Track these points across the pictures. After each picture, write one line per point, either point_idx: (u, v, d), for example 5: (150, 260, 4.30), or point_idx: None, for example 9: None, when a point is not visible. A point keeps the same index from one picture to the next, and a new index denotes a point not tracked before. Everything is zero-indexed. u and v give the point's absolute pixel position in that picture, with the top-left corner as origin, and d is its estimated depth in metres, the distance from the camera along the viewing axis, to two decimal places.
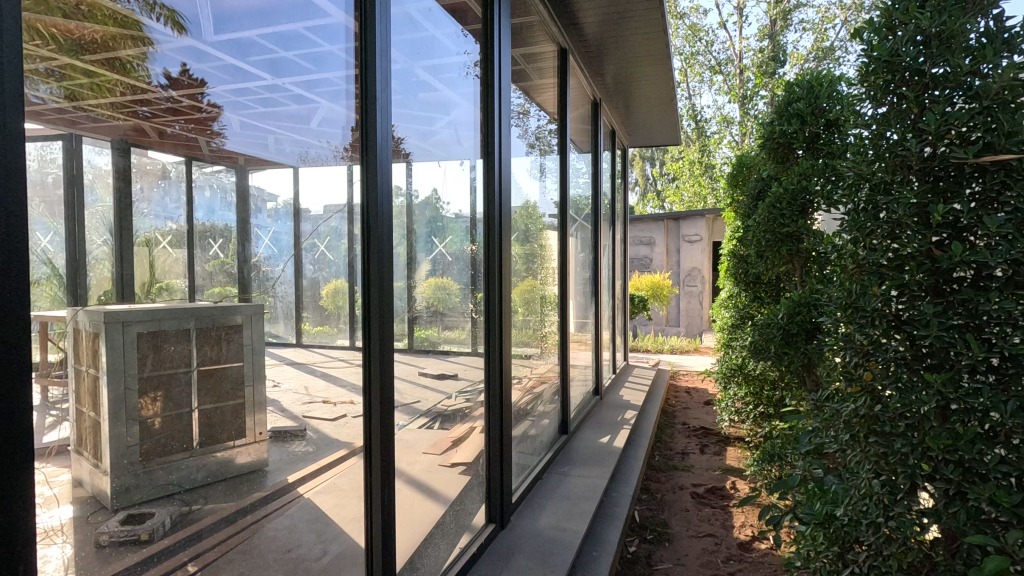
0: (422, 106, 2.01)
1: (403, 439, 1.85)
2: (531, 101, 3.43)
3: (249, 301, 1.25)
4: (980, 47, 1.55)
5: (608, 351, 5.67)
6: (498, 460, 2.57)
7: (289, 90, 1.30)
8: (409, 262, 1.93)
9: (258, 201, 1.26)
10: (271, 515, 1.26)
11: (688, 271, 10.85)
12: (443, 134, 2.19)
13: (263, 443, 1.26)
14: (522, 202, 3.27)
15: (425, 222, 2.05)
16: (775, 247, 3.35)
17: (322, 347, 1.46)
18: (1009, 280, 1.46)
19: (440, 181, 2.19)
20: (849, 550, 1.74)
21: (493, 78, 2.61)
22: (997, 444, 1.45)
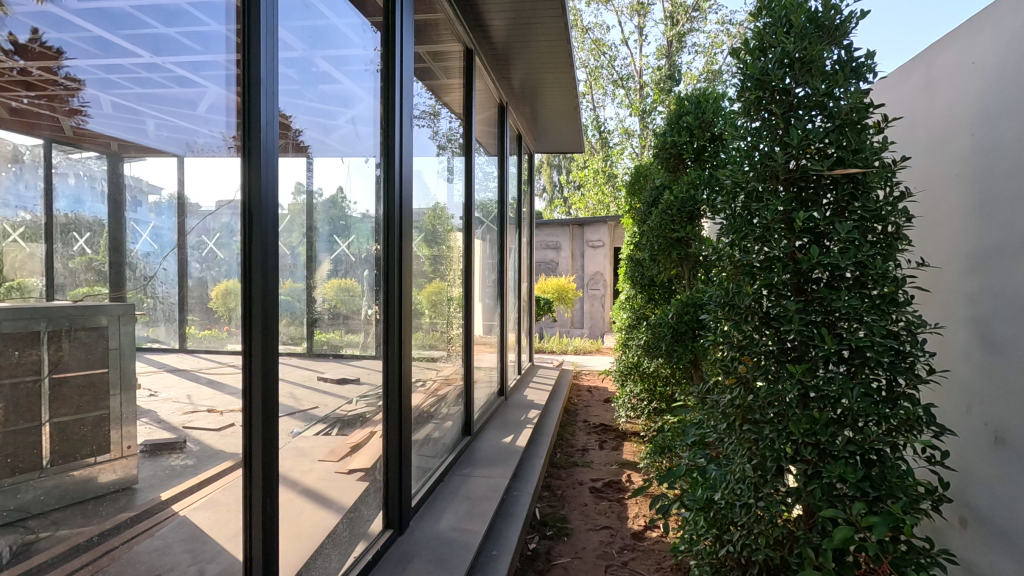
0: (321, 97, 1.90)
1: (297, 447, 1.75)
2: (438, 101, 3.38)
3: (122, 300, 1.11)
4: (834, 73, 1.75)
5: (512, 352, 5.74)
6: (400, 464, 2.50)
7: (171, 71, 1.17)
8: (309, 261, 1.83)
9: (135, 192, 1.13)
10: (139, 537, 1.13)
11: (591, 275, 11.33)
12: (345, 129, 2.10)
13: (133, 459, 1.12)
14: (428, 204, 3.23)
15: (328, 220, 1.95)
16: (665, 252, 3.58)
17: (210, 352, 1.35)
18: (856, 280, 1.65)
19: (344, 178, 2.10)
20: (725, 531, 1.88)
21: (397, 73, 2.53)
22: (846, 427, 1.62)
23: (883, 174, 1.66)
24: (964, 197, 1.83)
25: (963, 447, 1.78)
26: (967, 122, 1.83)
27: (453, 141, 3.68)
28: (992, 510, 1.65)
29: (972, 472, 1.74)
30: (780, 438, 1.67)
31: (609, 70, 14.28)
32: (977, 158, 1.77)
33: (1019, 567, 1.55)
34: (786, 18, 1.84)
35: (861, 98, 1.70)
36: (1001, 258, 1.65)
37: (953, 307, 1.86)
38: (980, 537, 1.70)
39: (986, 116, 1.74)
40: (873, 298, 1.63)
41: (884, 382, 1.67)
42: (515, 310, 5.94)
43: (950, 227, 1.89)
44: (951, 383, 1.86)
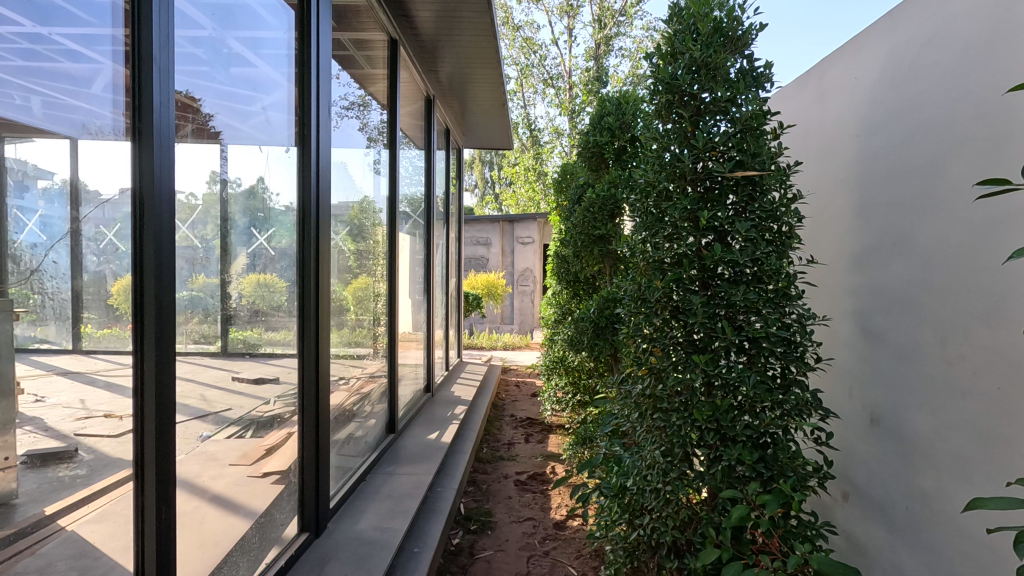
0: (235, 81, 1.79)
1: (207, 451, 1.67)
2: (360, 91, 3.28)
3: (5, 296, 1.03)
4: (737, 81, 1.86)
5: (440, 349, 5.69)
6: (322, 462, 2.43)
7: (58, 44, 1.09)
8: (223, 253, 1.77)
9: (19, 177, 1.06)
10: (14, 558, 1.06)
11: (521, 272, 11.46)
12: (263, 117, 2.01)
13: (13, 472, 1.04)
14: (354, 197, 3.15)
15: (245, 210, 1.90)
16: (588, 248, 3.69)
17: (109, 353, 1.27)
18: (754, 275, 1.77)
19: (263, 168, 2.03)
20: (637, 515, 1.96)
21: (322, 61, 2.44)
22: (745, 413, 1.73)
23: (778, 177, 1.79)
24: (848, 200, 2.00)
25: (846, 429, 1.96)
26: (851, 131, 2.00)
27: (378, 133, 3.60)
28: (868, 484, 1.82)
29: (852, 451, 1.91)
30: (686, 425, 1.77)
31: (539, 69, 14.41)
32: (859, 165, 1.95)
33: (890, 534, 1.72)
34: (693, 27, 1.94)
35: (758, 106, 1.82)
36: (877, 256, 1.82)
37: (838, 300, 2.03)
38: (859, 509, 1.87)
39: (867, 126, 1.91)
40: (768, 293, 1.75)
41: (777, 370, 1.80)
42: (443, 306, 5.89)
43: (837, 227, 2.07)
44: (836, 370, 2.03)
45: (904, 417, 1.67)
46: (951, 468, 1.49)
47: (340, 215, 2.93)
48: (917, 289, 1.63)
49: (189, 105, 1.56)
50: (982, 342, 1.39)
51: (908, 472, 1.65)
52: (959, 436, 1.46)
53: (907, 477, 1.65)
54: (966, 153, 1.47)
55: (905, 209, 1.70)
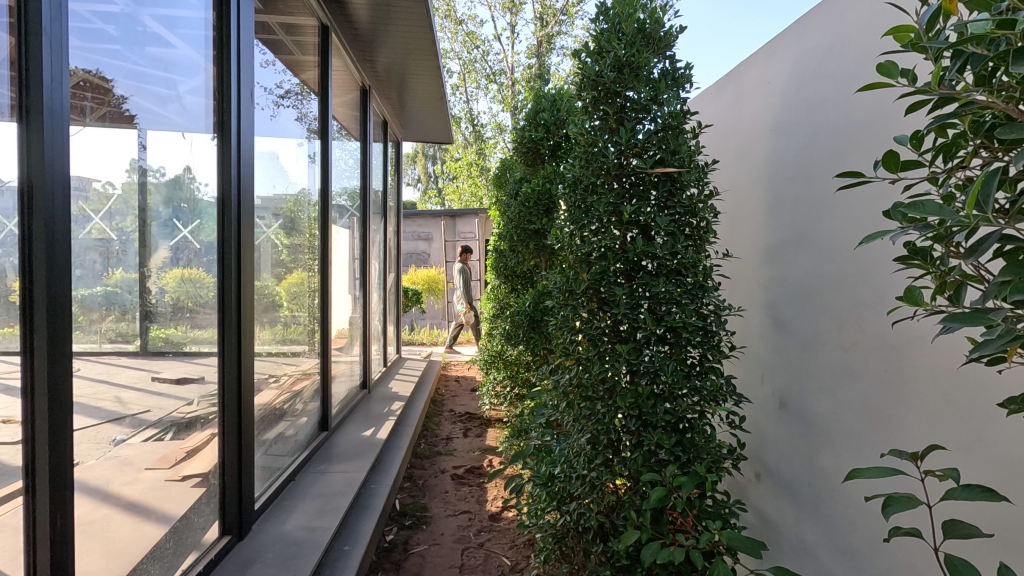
0: (151, 62, 1.69)
1: (120, 455, 1.57)
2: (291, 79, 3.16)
3: None
4: (658, 80, 1.94)
5: (377, 345, 5.59)
6: (250, 460, 2.34)
7: None
8: (142, 247, 1.68)
9: None
10: None
11: (462, 267, 11.41)
12: (185, 102, 1.91)
13: None
14: (286, 188, 3.03)
15: (165, 200, 1.80)
16: (524, 243, 3.77)
17: (6, 352, 1.20)
18: (673, 268, 1.84)
19: (188, 156, 1.94)
20: (564, 502, 2.01)
21: (247, 44, 2.33)
22: (666, 400, 1.80)
23: (695, 175, 1.87)
24: (760, 197, 2.12)
25: (758, 414, 2.09)
26: (764, 132, 2.12)
27: (312, 123, 3.49)
28: (777, 464, 1.95)
29: (763, 433, 2.04)
30: (610, 413, 1.82)
31: (482, 64, 14.32)
32: (771, 164, 2.07)
33: (795, 509, 1.84)
34: (618, 26, 2.00)
35: (678, 106, 1.89)
36: (785, 250, 1.94)
37: (752, 292, 2.16)
38: (770, 488, 1.99)
39: (777, 128, 2.03)
40: (686, 284, 1.83)
41: (695, 358, 1.89)
42: (380, 302, 5.78)
43: (751, 223, 2.19)
44: (749, 358, 2.16)
45: (808, 400, 1.79)
46: (846, 446, 1.62)
47: (271, 208, 2.83)
48: (818, 281, 1.76)
49: (103, 86, 1.48)
50: (871, 329, 1.52)
51: (811, 452, 1.77)
52: (853, 416, 1.59)
53: (809, 456, 1.78)
54: (860, 156, 1.60)
55: (809, 206, 1.82)
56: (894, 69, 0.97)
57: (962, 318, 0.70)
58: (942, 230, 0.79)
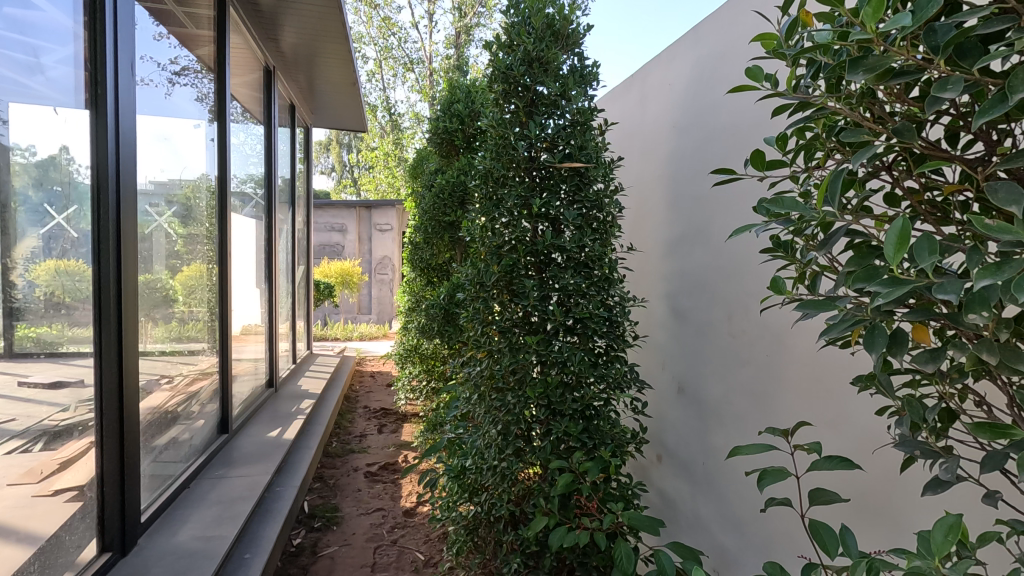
0: (14, 26, 1.49)
1: None
2: (186, 55, 2.91)
3: None
4: (567, 76, 1.98)
5: (286, 341, 5.32)
6: (136, 469, 2.15)
7: None
8: (3, 234, 1.48)
9: None
10: None
11: (379, 260, 11.09)
12: (55, 73, 1.70)
13: None
14: (181, 171, 2.79)
15: (37, 183, 1.61)
16: (438, 234, 3.73)
17: None
18: (579, 261, 1.90)
19: (62, 132, 1.75)
20: (475, 494, 2.01)
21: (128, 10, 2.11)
22: (574, 389, 1.85)
23: (602, 170, 1.93)
24: (662, 194, 2.23)
25: (658, 398, 2.20)
26: (666, 131, 2.23)
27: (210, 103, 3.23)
28: (676, 446, 2.07)
29: (664, 417, 2.15)
30: (519, 403, 1.85)
31: (399, 51, 13.87)
32: (671, 163, 2.18)
33: (691, 487, 1.96)
34: (528, 20, 2.01)
35: (585, 102, 1.94)
36: (683, 244, 2.05)
37: (654, 284, 2.27)
38: (670, 468, 2.11)
39: (677, 127, 2.14)
40: (593, 277, 1.89)
41: (601, 348, 1.96)
42: (289, 296, 5.50)
43: (654, 218, 2.29)
44: (652, 346, 2.27)
45: (703, 384, 1.91)
46: (734, 426, 1.74)
47: (165, 193, 2.59)
48: (711, 273, 1.88)
49: None
50: (756, 318, 1.65)
51: (705, 432, 1.89)
52: (741, 398, 1.71)
53: (703, 437, 1.90)
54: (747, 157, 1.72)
55: (704, 204, 1.94)
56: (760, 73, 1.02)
57: (816, 305, 0.75)
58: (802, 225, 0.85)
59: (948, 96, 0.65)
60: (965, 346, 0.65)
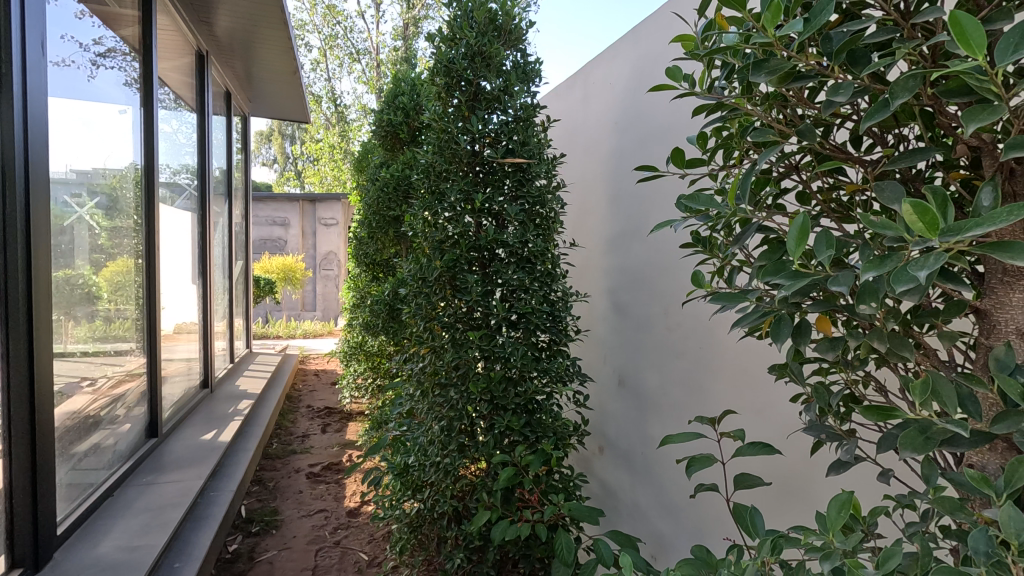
0: None
1: None
2: (112, 36, 2.72)
3: None
4: (510, 72, 1.98)
5: (222, 340, 5.08)
6: (51, 478, 2.00)
7: None
8: None
9: None
10: None
11: (324, 255, 10.76)
12: None
13: None
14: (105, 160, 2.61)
15: None
16: (383, 229, 3.67)
17: None
18: (521, 256, 1.91)
19: None
20: (418, 491, 1.99)
21: None
22: (517, 383, 1.87)
23: (544, 166, 1.95)
24: (603, 190, 2.27)
25: (600, 391, 2.25)
26: (606, 130, 2.28)
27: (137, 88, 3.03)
28: (617, 437, 2.12)
29: (605, 408, 2.20)
30: (462, 399, 1.84)
31: (345, 40, 13.45)
32: (612, 161, 2.23)
33: (630, 476, 2.02)
34: (470, 13, 1.99)
35: (527, 99, 1.95)
36: (623, 240, 2.10)
37: (596, 279, 2.31)
38: (611, 459, 2.16)
39: (617, 126, 2.19)
40: (536, 272, 1.91)
41: (544, 342, 1.98)
42: (226, 292, 5.26)
43: (596, 215, 2.33)
44: (594, 340, 2.32)
45: (641, 376, 1.97)
46: (670, 415, 1.81)
47: (86, 183, 2.42)
48: (649, 268, 1.93)
49: None
50: (689, 312, 1.71)
51: (643, 422, 1.95)
52: (676, 389, 1.77)
53: (642, 427, 1.96)
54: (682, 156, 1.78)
55: (642, 201, 1.99)
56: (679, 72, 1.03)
57: (726, 297, 0.77)
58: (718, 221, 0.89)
59: (839, 101, 0.68)
60: (859, 334, 0.69)
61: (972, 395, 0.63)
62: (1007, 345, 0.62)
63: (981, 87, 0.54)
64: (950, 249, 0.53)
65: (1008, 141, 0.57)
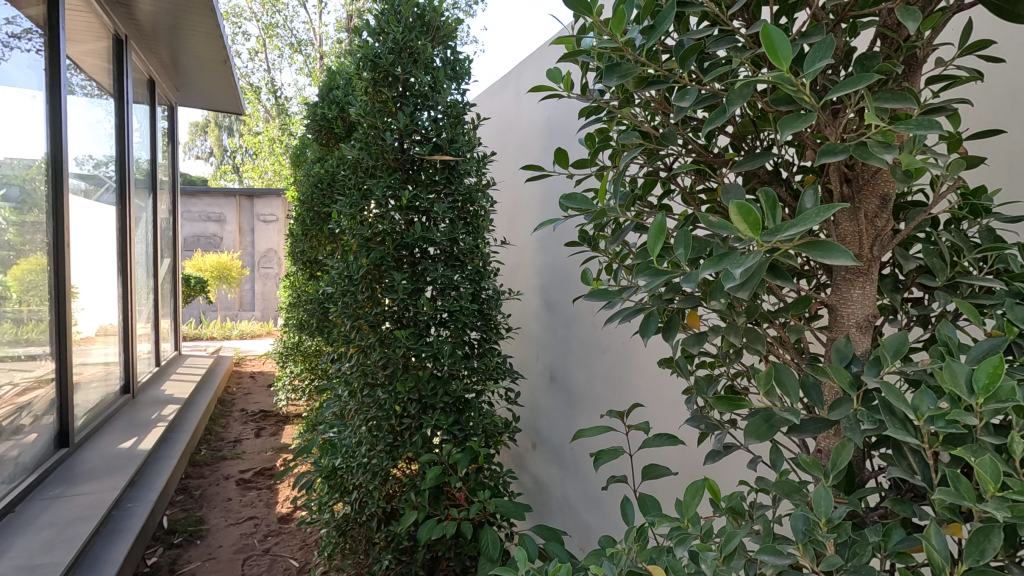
0: None
1: None
2: (23, 14, 2.51)
3: None
4: (438, 69, 1.97)
5: (146, 342, 4.80)
6: None
7: None
8: None
9: None
10: None
11: (263, 253, 10.35)
12: None
13: None
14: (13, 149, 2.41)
15: None
16: (317, 226, 3.57)
17: None
18: (449, 254, 1.90)
19: None
20: (345, 493, 1.95)
21: None
22: (446, 380, 1.86)
23: (472, 164, 1.95)
24: (534, 189, 2.30)
25: (531, 387, 2.28)
26: (537, 130, 2.31)
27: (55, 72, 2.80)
28: (548, 433, 2.15)
29: (536, 405, 2.23)
30: (390, 398, 1.82)
31: (285, 29, 12.93)
32: (544, 161, 2.25)
33: (560, 470, 2.05)
34: (398, 8, 1.96)
35: (456, 97, 1.95)
36: (553, 239, 2.14)
37: (527, 277, 2.34)
38: (543, 454, 2.19)
39: (547, 126, 2.23)
40: (465, 270, 1.90)
41: (474, 341, 1.98)
42: (151, 292, 4.97)
43: (527, 214, 2.36)
44: (525, 337, 2.34)
45: (569, 373, 2.01)
46: (596, 410, 1.85)
47: None
48: (575, 266, 1.97)
49: None
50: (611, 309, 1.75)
51: (571, 418, 1.99)
52: (602, 385, 1.81)
53: (570, 422, 2.00)
54: None
55: None
56: (559, 74, 0.99)
57: (602, 294, 0.79)
58: (601, 220, 0.90)
59: (686, 106, 0.70)
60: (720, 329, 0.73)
61: (816, 384, 0.67)
62: (845, 337, 0.68)
63: (794, 97, 0.58)
64: (776, 248, 0.54)
65: (823, 148, 0.61)
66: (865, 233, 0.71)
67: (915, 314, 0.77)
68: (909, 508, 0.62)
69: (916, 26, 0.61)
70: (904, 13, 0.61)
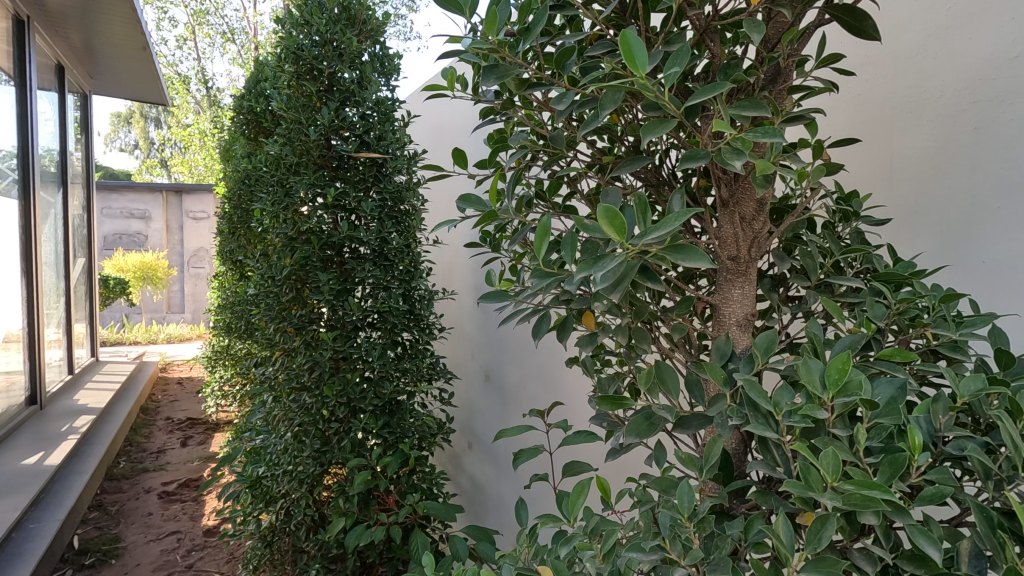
0: None
1: None
2: None
3: None
4: (366, 63, 1.93)
5: (58, 348, 4.45)
6: None
7: None
8: None
9: None
10: None
11: (193, 252, 9.82)
12: None
13: None
14: None
15: None
16: (245, 225, 3.42)
17: None
18: (378, 254, 1.86)
19: None
20: (271, 502, 1.88)
21: None
22: (376, 382, 1.82)
23: (402, 162, 1.92)
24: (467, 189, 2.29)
25: (466, 387, 2.27)
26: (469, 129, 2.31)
27: None
28: (483, 432, 2.15)
29: (471, 404, 2.23)
30: (317, 403, 1.76)
31: (215, 17, 12.27)
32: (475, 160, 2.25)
33: (495, 469, 2.06)
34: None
35: (384, 93, 1.91)
36: None
37: (461, 277, 2.33)
38: (478, 454, 2.19)
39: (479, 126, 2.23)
40: (394, 270, 1.87)
41: (406, 342, 1.95)
42: (62, 294, 4.61)
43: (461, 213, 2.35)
44: (460, 337, 2.33)
45: (502, 372, 2.01)
46: (527, 408, 1.86)
47: None
48: None
49: None
50: None
51: (504, 416, 2.00)
52: (533, 383, 1.83)
53: (503, 421, 2.00)
54: None
55: None
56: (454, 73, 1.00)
57: (497, 296, 0.80)
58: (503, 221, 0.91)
59: (564, 109, 0.72)
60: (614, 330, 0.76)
61: (699, 381, 0.72)
62: (725, 335, 0.72)
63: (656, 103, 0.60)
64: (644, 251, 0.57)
65: (688, 152, 0.64)
66: (744, 235, 0.75)
67: (790, 309, 0.82)
68: (772, 499, 0.64)
69: (762, 38, 0.66)
70: (752, 25, 0.66)
